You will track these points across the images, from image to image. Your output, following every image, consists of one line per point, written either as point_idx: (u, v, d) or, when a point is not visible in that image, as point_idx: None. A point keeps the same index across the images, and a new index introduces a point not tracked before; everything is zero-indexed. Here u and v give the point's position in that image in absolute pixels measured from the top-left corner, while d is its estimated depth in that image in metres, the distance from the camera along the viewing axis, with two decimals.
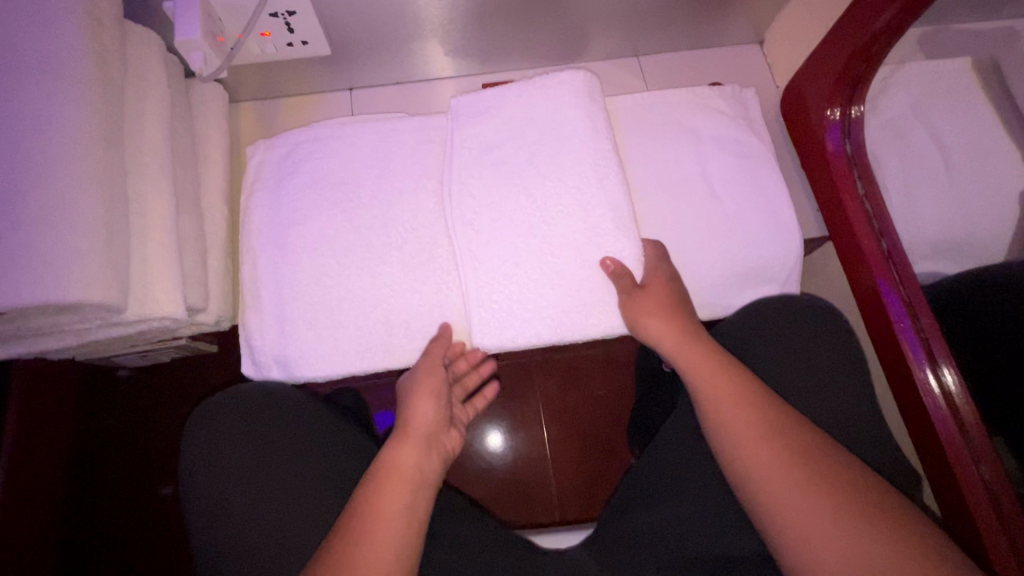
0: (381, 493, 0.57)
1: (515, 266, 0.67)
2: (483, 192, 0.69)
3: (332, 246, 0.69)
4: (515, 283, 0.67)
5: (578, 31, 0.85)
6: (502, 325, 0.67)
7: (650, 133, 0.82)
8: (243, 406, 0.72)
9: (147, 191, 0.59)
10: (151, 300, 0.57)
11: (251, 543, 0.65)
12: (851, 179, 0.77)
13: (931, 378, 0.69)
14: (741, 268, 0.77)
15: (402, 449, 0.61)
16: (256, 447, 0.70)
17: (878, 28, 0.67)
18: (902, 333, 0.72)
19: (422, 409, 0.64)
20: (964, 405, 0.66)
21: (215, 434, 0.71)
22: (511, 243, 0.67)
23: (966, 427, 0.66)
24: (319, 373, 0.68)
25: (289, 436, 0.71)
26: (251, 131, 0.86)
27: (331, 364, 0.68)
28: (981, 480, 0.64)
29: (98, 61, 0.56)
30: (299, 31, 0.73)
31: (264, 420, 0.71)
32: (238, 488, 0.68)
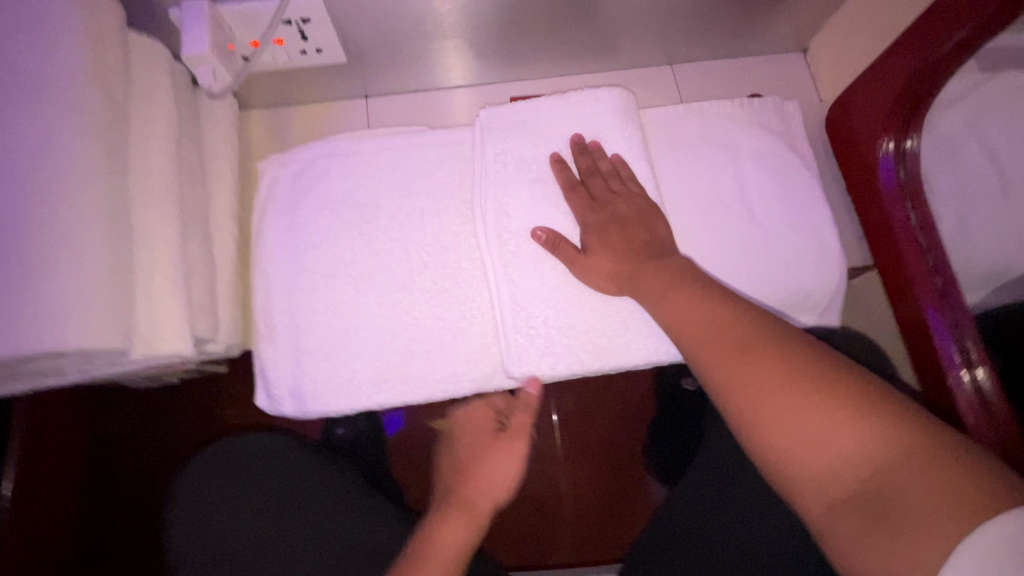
0: (447, 526, 0.59)
1: (550, 287, 0.63)
2: (516, 214, 0.64)
3: (350, 272, 0.65)
4: (553, 308, 0.63)
5: (610, 38, 0.79)
6: (542, 352, 0.62)
7: (687, 149, 0.76)
8: (249, 458, 0.72)
9: (152, 220, 0.56)
10: (157, 338, 0.54)
11: None
12: (903, 208, 0.71)
13: (963, 370, 0.66)
14: (781, 298, 0.72)
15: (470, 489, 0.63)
16: (255, 499, 0.69)
17: (948, 49, 0.61)
18: (942, 349, 0.68)
19: (448, 530, 0.59)
20: (990, 389, 0.63)
21: (210, 491, 0.70)
22: (542, 270, 0.63)
23: (994, 415, 0.62)
24: (332, 408, 0.64)
25: (287, 482, 0.71)
26: (262, 142, 0.82)
27: (348, 398, 0.64)
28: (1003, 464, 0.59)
29: (99, 83, 0.52)
30: (314, 38, 0.68)
31: (259, 471, 0.71)
32: (242, 543, 0.67)
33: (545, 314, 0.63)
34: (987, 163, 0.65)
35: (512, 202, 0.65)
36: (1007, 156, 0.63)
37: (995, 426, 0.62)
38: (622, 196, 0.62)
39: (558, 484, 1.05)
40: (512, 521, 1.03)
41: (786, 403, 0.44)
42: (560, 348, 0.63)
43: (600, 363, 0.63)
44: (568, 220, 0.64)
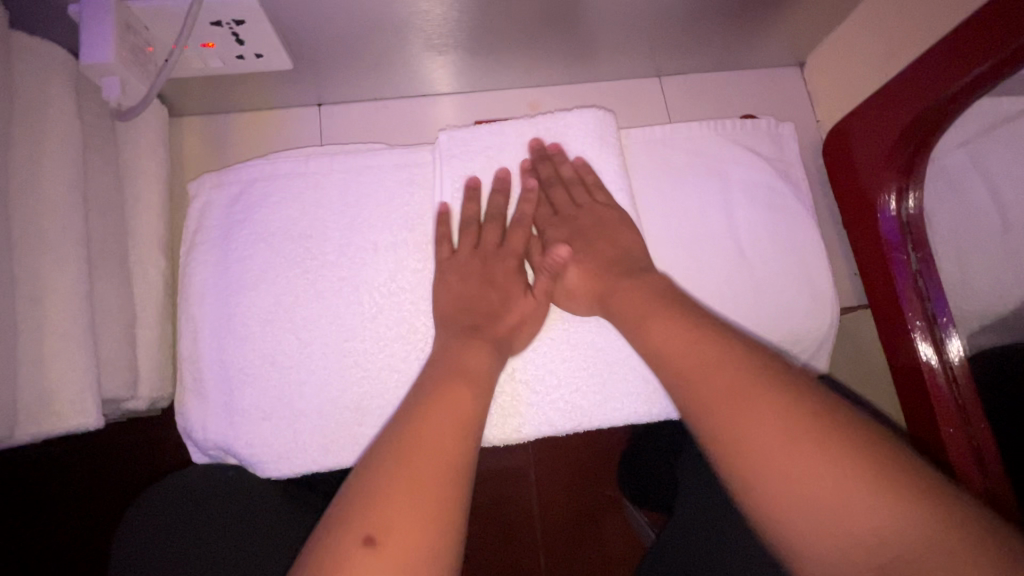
0: (407, 475, 0.38)
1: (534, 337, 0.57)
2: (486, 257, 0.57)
3: (293, 318, 0.58)
4: (527, 361, 0.57)
5: (593, 46, 0.71)
6: (509, 410, 0.58)
7: (673, 177, 0.70)
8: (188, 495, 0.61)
9: (44, 265, 0.47)
10: (52, 412, 0.46)
11: None
12: (904, 249, 0.67)
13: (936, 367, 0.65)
14: (766, 342, 0.68)
15: (433, 427, 0.41)
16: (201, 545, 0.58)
17: (963, 84, 0.55)
18: (938, 399, 0.65)
19: (462, 390, 0.45)
20: (979, 429, 0.61)
21: (138, 568, 0.56)
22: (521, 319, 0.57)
23: (982, 454, 0.61)
24: (275, 471, 0.57)
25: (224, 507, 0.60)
26: (198, 154, 0.73)
27: (293, 461, 0.57)
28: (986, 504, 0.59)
29: None
30: (250, 42, 0.59)
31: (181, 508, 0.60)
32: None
33: (524, 366, 0.57)
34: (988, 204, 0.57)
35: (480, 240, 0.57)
36: (1010, 197, 0.55)
37: (982, 465, 0.60)
38: (586, 209, 0.58)
39: (530, 511, 1.01)
40: (482, 547, 1.00)
41: (765, 436, 0.36)
42: (529, 409, 0.58)
43: (571, 425, 0.58)
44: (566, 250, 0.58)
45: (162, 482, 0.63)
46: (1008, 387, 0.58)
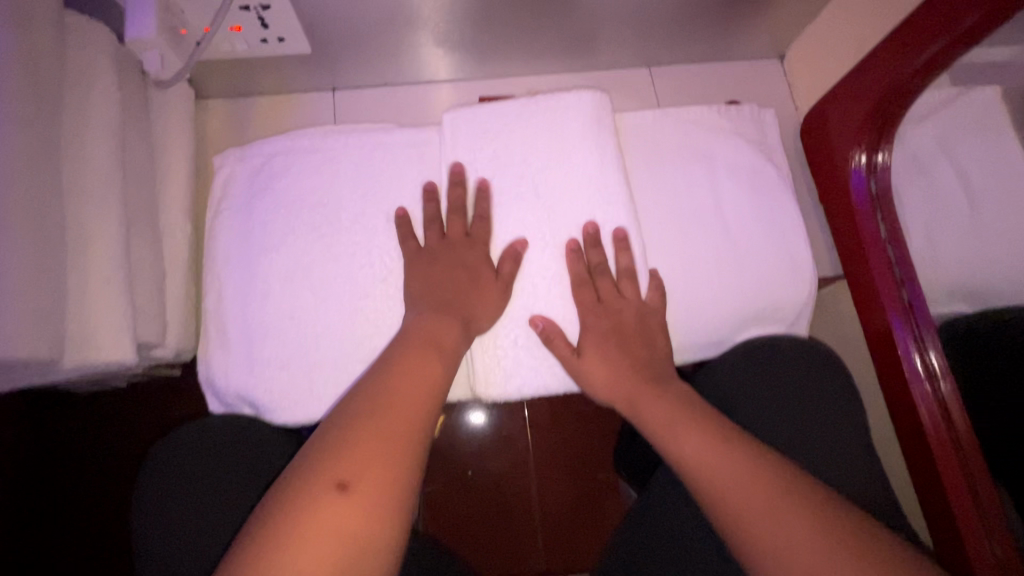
0: (385, 421, 0.46)
1: (519, 290, 0.62)
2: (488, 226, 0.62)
3: (309, 277, 0.62)
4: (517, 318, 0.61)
5: (588, 38, 0.78)
6: (508, 374, 0.62)
7: (662, 158, 0.75)
8: (206, 450, 0.65)
9: (89, 216, 0.51)
10: (93, 345, 0.50)
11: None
12: (873, 219, 0.72)
13: (920, 365, 0.68)
14: (750, 310, 0.72)
15: (400, 397, 0.48)
16: (226, 488, 0.63)
17: (922, 61, 0.61)
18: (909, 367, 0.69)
19: (424, 365, 0.51)
20: (958, 418, 0.65)
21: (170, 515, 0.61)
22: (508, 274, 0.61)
23: (960, 442, 0.65)
24: (289, 419, 0.61)
25: (235, 453, 0.64)
26: (220, 134, 0.78)
27: (307, 410, 0.61)
28: (970, 490, 0.64)
29: (29, 64, 0.48)
30: (275, 26, 0.65)
31: (192, 463, 0.64)
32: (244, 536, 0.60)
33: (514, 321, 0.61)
34: (956, 185, 0.64)
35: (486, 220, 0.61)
36: (977, 179, 0.62)
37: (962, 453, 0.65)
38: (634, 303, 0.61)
39: (528, 492, 1.04)
40: (480, 526, 1.03)
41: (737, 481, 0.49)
42: (526, 372, 0.62)
43: (565, 388, 0.63)
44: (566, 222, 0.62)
45: (175, 437, 0.66)
46: (984, 361, 0.62)
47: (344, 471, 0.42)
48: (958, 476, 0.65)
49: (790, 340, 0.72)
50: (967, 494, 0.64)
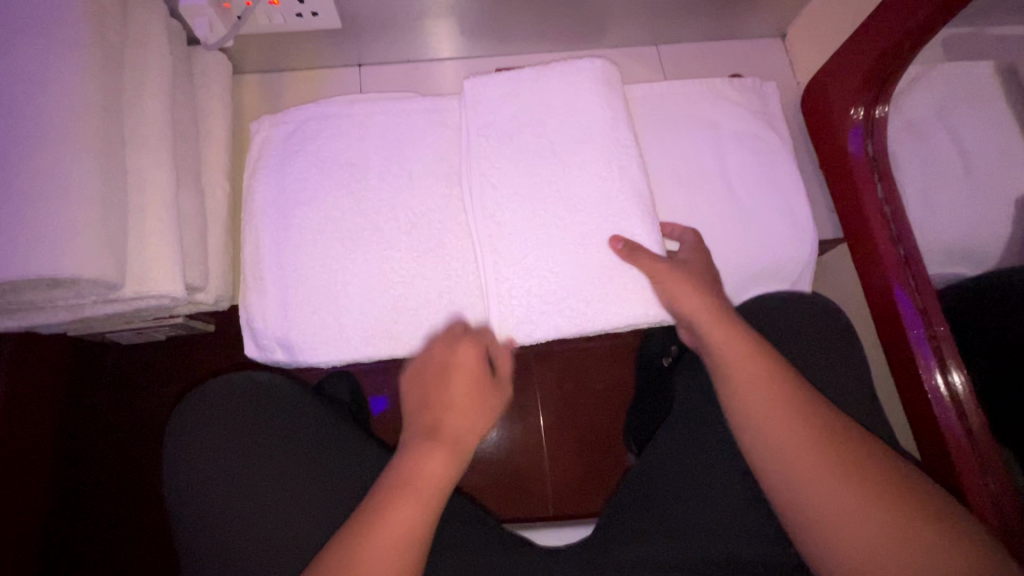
0: (396, 510, 0.49)
1: (531, 238, 0.65)
2: (505, 181, 0.67)
3: (339, 229, 0.67)
4: (530, 265, 0.65)
5: (598, 15, 0.82)
6: (523, 318, 0.65)
7: (669, 126, 0.79)
8: (225, 411, 0.68)
9: (145, 164, 0.57)
10: (149, 277, 0.55)
11: (243, 552, 0.61)
12: (871, 178, 0.76)
13: (941, 384, 0.69)
14: (753, 268, 0.75)
15: (403, 505, 0.49)
16: (250, 441, 0.66)
17: (911, 27, 0.65)
18: (906, 318, 0.73)
19: (430, 465, 0.52)
20: (965, 396, 0.67)
21: (201, 478, 0.64)
22: (520, 224, 0.66)
23: (966, 415, 0.67)
24: (322, 358, 0.66)
25: (258, 407, 0.68)
26: (254, 107, 0.84)
27: (336, 349, 0.66)
28: (974, 457, 0.66)
29: (96, 25, 0.53)
30: (309, 1, 0.70)
31: (216, 420, 0.67)
32: (273, 483, 0.64)
33: (528, 269, 0.65)
34: (954, 151, 0.67)
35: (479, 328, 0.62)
36: (971, 144, 0.65)
37: (966, 424, 0.67)
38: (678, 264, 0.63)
39: (539, 463, 1.06)
40: (492, 497, 1.04)
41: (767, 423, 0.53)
42: (538, 316, 0.65)
43: (576, 329, 0.65)
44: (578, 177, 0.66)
45: (193, 401, 0.69)
46: (979, 322, 0.65)
47: (358, 570, 0.46)
48: (956, 421, 0.68)
49: (793, 296, 0.73)
50: (964, 436, 0.67)
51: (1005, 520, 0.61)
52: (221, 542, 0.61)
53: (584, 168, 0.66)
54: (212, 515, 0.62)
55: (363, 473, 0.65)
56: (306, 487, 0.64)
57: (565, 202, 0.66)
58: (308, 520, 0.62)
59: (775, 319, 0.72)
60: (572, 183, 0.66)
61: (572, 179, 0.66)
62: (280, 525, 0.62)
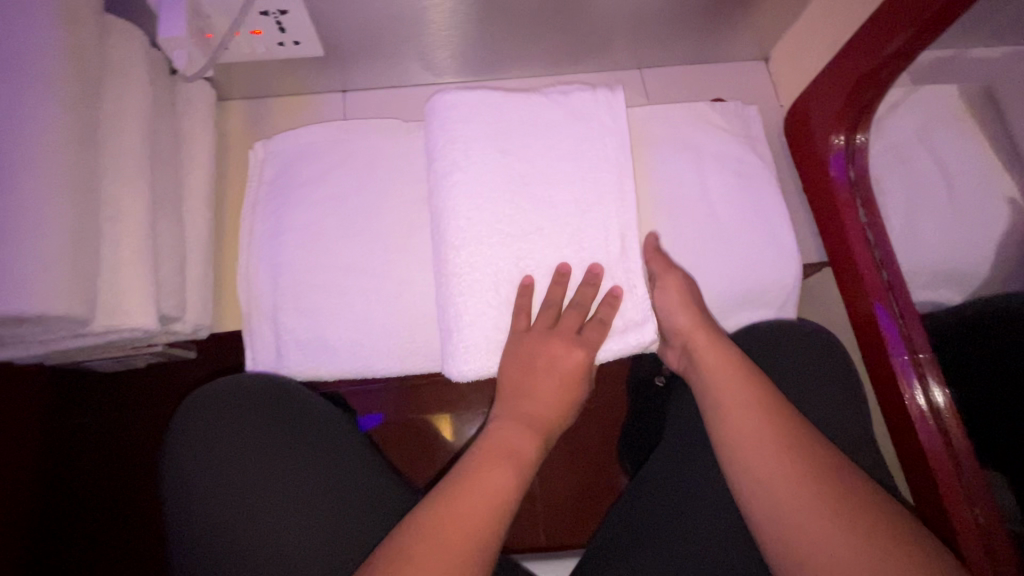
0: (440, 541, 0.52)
1: (492, 252, 0.63)
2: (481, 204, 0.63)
3: (327, 258, 0.69)
4: (484, 276, 0.62)
5: (581, 40, 0.83)
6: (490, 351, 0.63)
7: (652, 149, 0.79)
8: (243, 409, 0.70)
9: (121, 194, 0.57)
10: (122, 311, 0.55)
11: (256, 549, 0.62)
12: (854, 205, 0.76)
13: (919, 396, 0.69)
14: (735, 293, 0.75)
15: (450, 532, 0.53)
16: (258, 451, 0.67)
17: (888, 53, 0.66)
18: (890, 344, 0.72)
19: (476, 497, 0.55)
20: (948, 414, 0.67)
21: (214, 474, 0.66)
22: (482, 233, 0.63)
23: (949, 436, 0.66)
24: (310, 371, 0.69)
25: (274, 416, 0.70)
26: (238, 132, 0.84)
27: (327, 365, 0.69)
28: (959, 480, 0.65)
29: (75, 57, 0.53)
30: (292, 30, 0.71)
31: (235, 427, 0.69)
32: (285, 492, 0.65)
33: (482, 280, 0.63)
34: (937, 173, 0.66)
35: (611, 307, 0.63)
36: (954, 165, 0.64)
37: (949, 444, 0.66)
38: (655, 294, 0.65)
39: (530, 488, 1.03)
40: None
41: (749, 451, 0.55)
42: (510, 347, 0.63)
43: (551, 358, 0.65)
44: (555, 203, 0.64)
45: (212, 394, 0.71)
46: (968, 346, 0.64)
47: (468, 495, 0.56)
48: (942, 450, 0.67)
49: (781, 325, 0.76)
50: (950, 465, 0.66)
51: (989, 543, 0.61)
52: (223, 547, 0.63)
53: (559, 194, 0.65)
54: (224, 511, 0.64)
55: (373, 492, 0.68)
56: (323, 504, 0.65)
57: (541, 227, 0.64)
58: (317, 536, 0.63)
59: (768, 346, 0.75)
60: (552, 208, 0.64)
61: (549, 205, 0.64)
62: (292, 533, 0.63)
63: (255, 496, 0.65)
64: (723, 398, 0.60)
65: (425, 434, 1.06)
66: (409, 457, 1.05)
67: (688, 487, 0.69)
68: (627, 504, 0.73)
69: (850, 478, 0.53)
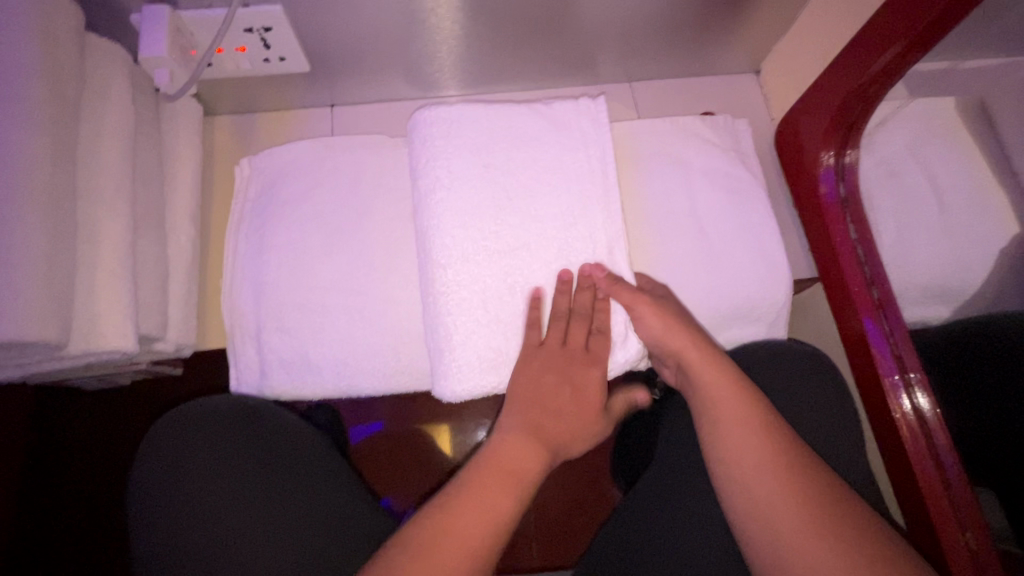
0: (446, 531, 0.52)
1: (478, 267, 0.62)
2: (463, 222, 0.62)
3: (311, 276, 0.69)
4: (468, 291, 0.62)
5: (566, 54, 0.82)
6: (482, 370, 0.62)
7: (641, 165, 0.79)
8: (209, 426, 0.71)
9: (100, 216, 0.56)
10: (99, 333, 0.55)
11: (214, 567, 0.64)
12: (844, 221, 0.75)
13: (906, 404, 0.69)
14: (725, 309, 0.74)
15: (453, 526, 0.53)
16: (220, 480, 0.68)
17: (875, 70, 0.65)
18: (881, 363, 0.70)
19: (480, 496, 0.55)
20: (936, 427, 0.66)
21: (178, 489, 0.68)
22: (467, 248, 0.62)
23: (937, 450, 0.66)
24: (294, 392, 0.69)
25: (236, 437, 0.70)
26: (225, 147, 0.83)
27: (309, 385, 0.68)
28: (947, 494, 0.65)
29: (51, 79, 0.53)
30: (277, 46, 0.71)
31: (200, 446, 0.70)
32: (246, 512, 0.67)
33: (466, 295, 0.62)
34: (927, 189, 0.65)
35: (606, 313, 0.64)
36: (945, 181, 0.63)
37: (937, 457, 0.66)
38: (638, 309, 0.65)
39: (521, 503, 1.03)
40: None
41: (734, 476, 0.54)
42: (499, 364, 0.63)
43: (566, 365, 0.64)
44: (540, 223, 0.64)
45: (180, 410, 0.72)
46: (960, 360, 0.63)
47: (473, 492, 0.55)
48: (929, 462, 0.66)
49: (773, 343, 0.76)
50: (939, 487, 0.65)
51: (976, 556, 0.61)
52: (182, 563, 0.64)
53: (546, 213, 0.64)
54: (185, 527, 0.66)
55: (332, 513, 0.70)
56: (281, 526, 0.67)
57: (527, 247, 0.63)
58: (275, 557, 0.65)
59: (766, 366, 0.75)
60: (538, 227, 0.63)
61: (534, 224, 0.64)
62: (251, 553, 0.65)
63: (217, 513, 0.67)
64: (710, 418, 0.59)
65: (416, 449, 1.05)
66: (397, 471, 1.05)
67: (674, 510, 0.68)
68: (615, 525, 0.72)
69: (837, 504, 0.52)
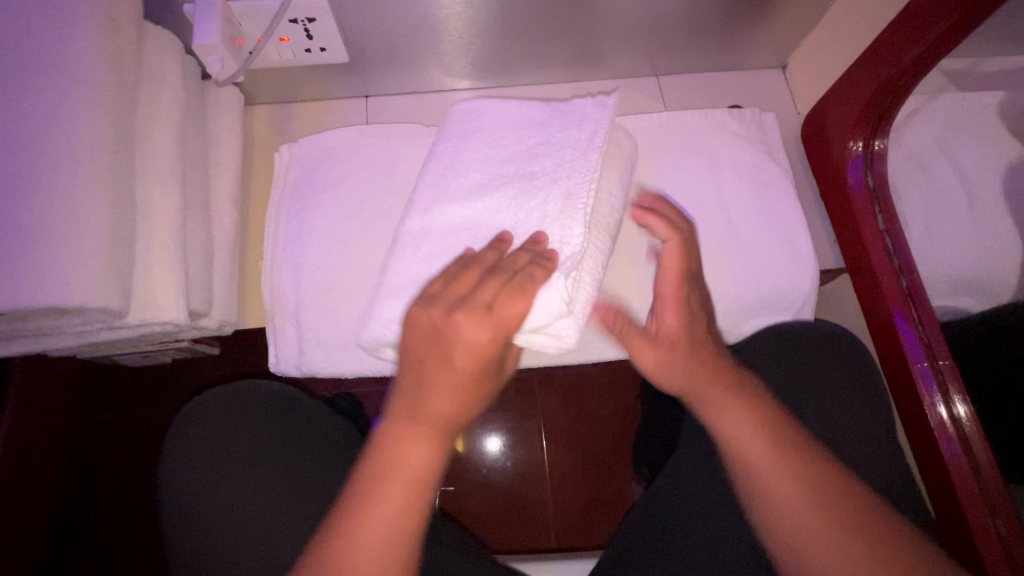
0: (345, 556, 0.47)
1: (441, 219, 0.64)
2: (452, 184, 0.65)
3: (347, 258, 0.71)
4: (430, 247, 0.63)
5: (595, 48, 0.84)
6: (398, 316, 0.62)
7: (667, 155, 0.80)
8: (236, 409, 0.74)
9: (153, 194, 0.59)
10: (153, 304, 0.57)
11: (242, 543, 0.66)
12: (872, 210, 0.76)
13: (942, 409, 0.68)
14: (751, 297, 0.75)
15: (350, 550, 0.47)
16: (246, 460, 0.71)
17: (906, 62, 0.66)
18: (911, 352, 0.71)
19: (378, 510, 0.48)
20: (971, 429, 0.66)
21: (206, 467, 0.70)
22: (440, 204, 0.65)
23: (972, 450, 0.66)
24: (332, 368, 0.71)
25: (262, 420, 0.74)
26: (263, 135, 0.86)
27: (343, 361, 0.70)
28: (981, 493, 0.64)
29: (114, 63, 0.56)
30: (318, 37, 0.73)
31: (227, 426, 0.73)
32: (272, 491, 0.69)
33: (422, 242, 0.64)
34: (956, 181, 0.65)
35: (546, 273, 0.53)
36: (973, 174, 0.63)
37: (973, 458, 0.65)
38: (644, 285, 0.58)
39: (541, 494, 1.04)
40: (493, 525, 1.03)
41: None
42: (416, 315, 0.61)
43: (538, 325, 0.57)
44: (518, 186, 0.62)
45: (208, 394, 0.75)
46: (992, 353, 0.63)
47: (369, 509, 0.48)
48: (964, 461, 0.66)
49: (797, 329, 0.76)
50: (973, 487, 0.65)
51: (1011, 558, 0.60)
52: (213, 537, 0.67)
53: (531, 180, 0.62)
54: (215, 503, 0.68)
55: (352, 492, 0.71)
56: (303, 504, 0.69)
57: (495, 206, 0.62)
58: (299, 534, 0.67)
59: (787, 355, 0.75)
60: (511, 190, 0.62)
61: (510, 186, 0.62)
62: (277, 529, 0.67)
63: (245, 491, 0.69)
64: None
65: None
66: None
67: (701, 495, 0.69)
68: (642, 511, 0.73)
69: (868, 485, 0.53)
